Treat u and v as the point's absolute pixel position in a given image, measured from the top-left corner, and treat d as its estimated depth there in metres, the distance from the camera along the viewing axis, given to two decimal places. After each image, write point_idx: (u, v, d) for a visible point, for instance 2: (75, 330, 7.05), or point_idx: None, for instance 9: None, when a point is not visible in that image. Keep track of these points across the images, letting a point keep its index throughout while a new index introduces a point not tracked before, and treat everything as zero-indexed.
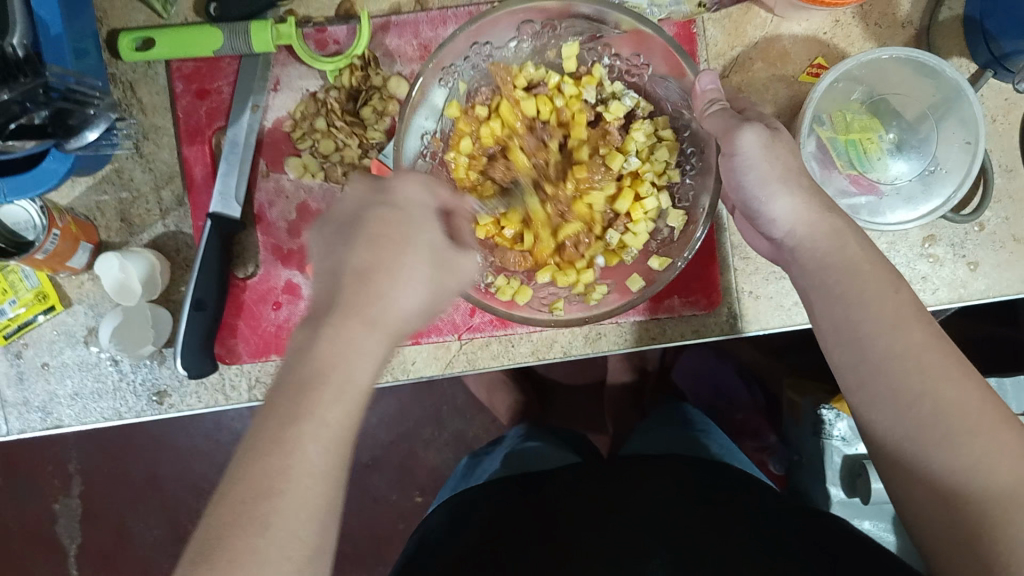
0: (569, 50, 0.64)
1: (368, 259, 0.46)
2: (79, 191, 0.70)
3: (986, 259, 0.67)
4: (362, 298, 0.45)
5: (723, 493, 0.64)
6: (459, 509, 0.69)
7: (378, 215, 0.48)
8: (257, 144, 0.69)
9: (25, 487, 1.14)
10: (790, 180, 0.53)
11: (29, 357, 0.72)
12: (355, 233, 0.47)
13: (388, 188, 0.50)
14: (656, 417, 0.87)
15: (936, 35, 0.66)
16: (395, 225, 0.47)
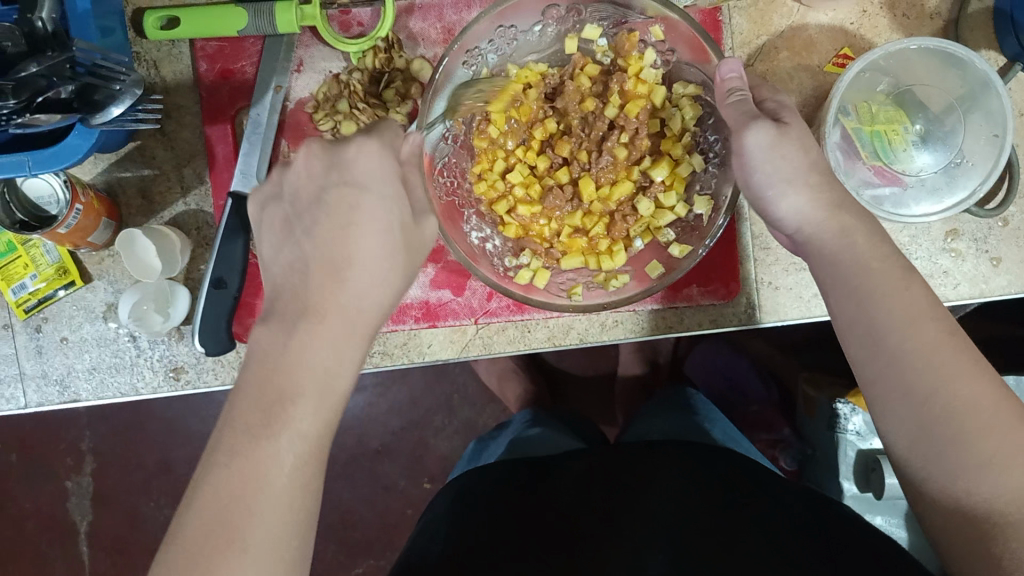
0: (590, 33, 0.65)
1: (336, 247, 0.47)
2: (102, 168, 0.71)
3: (1008, 256, 0.67)
4: (322, 290, 0.46)
5: (732, 488, 0.64)
6: (466, 493, 0.70)
7: (337, 197, 0.48)
8: (280, 124, 0.69)
9: (39, 465, 1.15)
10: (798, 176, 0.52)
11: (49, 331, 0.72)
12: (316, 217, 0.48)
13: (346, 161, 0.49)
14: (664, 404, 0.87)
15: (964, 28, 0.66)
16: (353, 204, 0.47)
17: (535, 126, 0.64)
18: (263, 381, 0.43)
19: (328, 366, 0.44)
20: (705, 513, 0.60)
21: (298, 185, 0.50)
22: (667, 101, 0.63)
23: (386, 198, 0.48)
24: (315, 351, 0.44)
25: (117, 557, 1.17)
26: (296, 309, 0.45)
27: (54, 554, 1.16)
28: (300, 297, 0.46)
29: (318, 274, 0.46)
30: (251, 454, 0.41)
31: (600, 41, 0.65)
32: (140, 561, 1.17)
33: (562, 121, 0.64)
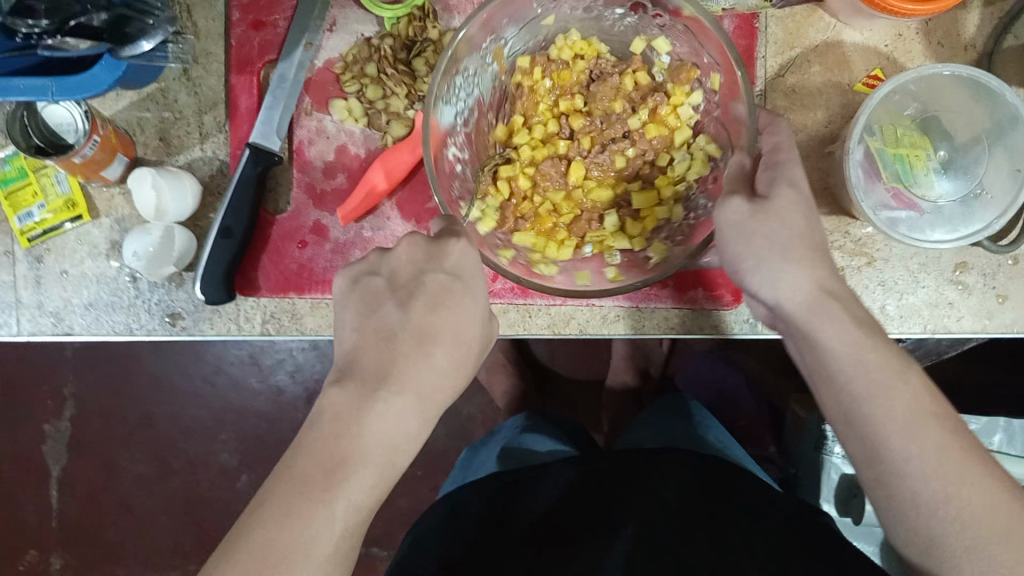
0: (660, 45, 0.64)
1: (431, 323, 0.49)
2: (122, 105, 0.70)
3: (1015, 293, 0.67)
4: (408, 359, 0.47)
5: (721, 500, 0.66)
6: (464, 508, 0.72)
7: (436, 283, 0.50)
8: (305, 81, 0.69)
9: (19, 406, 1.14)
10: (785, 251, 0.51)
11: (49, 263, 0.72)
12: (415, 299, 0.49)
13: (452, 256, 0.51)
14: (660, 407, 0.88)
15: (997, 62, 0.66)
16: (456, 303, 0.50)
17: (565, 95, 0.63)
18: (330, 447, 0.45)
19: (395, 440, 0.46)
20: (695, 538, 0.61)
21: (395, 264, 0.51)
22: (684, 144, 0.63)
23: (479, 308, 0.51)
24: (389, 424, 0.46)
25: (86, 507, 1.16)
26: (376, 377, 0.47)
27: (23, 497, 1.16)
28: (382, 364, 0.47)
29: (408, 345, 0.48)
30: (308, 513, 0.43)
31: (664, 57, 0.65)
32: (109, 513, 1.17)
33: (588, 104, 0.62)
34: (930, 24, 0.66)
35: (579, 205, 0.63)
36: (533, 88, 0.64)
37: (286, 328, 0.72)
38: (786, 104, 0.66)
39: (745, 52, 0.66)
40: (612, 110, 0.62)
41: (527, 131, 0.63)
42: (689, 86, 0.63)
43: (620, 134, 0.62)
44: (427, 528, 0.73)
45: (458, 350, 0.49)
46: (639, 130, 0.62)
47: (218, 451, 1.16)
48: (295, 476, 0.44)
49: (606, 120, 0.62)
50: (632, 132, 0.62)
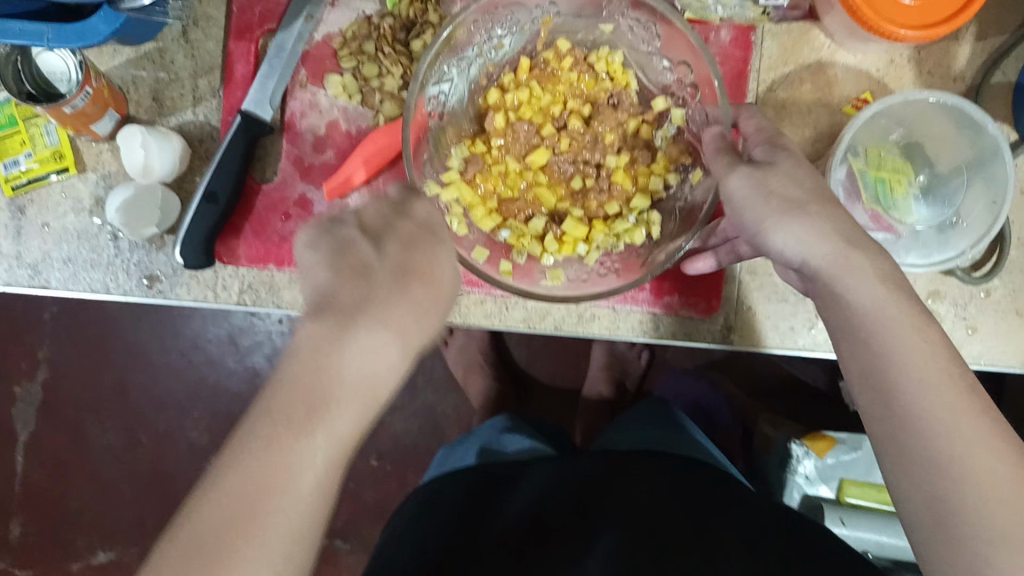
0: (676, 116, 0.64)
1: (409, 262, 0.48)
2: (119, 62, 0.70)
3: (985, 326, 0.68)
4: (391, 293, 0.46)
5: (699, 499, 0.66)
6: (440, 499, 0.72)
7: (408, 229, 0.49)
8: (303, 53, 0.70)
9: None
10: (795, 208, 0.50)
11: (31, 215, 0.72)
12: (387, 241, 0.48)
13: (415, 209, 0.51)
14: (641, 416, 0.89)
15: (984, 96, 0.67)
16: (429, 249, 0.49)
17: (577, 98, 0.64)
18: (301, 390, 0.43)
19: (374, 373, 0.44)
20: (668, 540, 0.62)
21: (363, 216, 0.50)
22: (636, 210, 0.63)
23: (452, 256, 0.50)
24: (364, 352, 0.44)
25: (51, 472, 1.16)
26: (351, 306, 0.45)
27: None
28: (363, 298, 0.45)
29: (386, 279, 0.46)
30: (285, 453, 0.41)
31: (673, 128, 0.64)
32: (72, 481, 1.16)
33: (589, 117, 0.64)
34: (922, 53, 0.67)
35: (528, 190, 0.64)
36: (555, 73, 0.65)
37: (262, 301, 0.72)
38: (775, 120, 0.67)
39: (739, 64, 0.67)
40: (603, 135, 0.64)
41: (530, 93, 0.64)
42: (675, 166, 0.63)
43: (593, 163, 0.64)
44: (400, 521, 0.73)
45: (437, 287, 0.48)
46: (608, 171, 0.63)
47: (187, 428, 1.16)
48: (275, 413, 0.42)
49: (591, 139, 0.64)
50: (606, 168, 0.63)
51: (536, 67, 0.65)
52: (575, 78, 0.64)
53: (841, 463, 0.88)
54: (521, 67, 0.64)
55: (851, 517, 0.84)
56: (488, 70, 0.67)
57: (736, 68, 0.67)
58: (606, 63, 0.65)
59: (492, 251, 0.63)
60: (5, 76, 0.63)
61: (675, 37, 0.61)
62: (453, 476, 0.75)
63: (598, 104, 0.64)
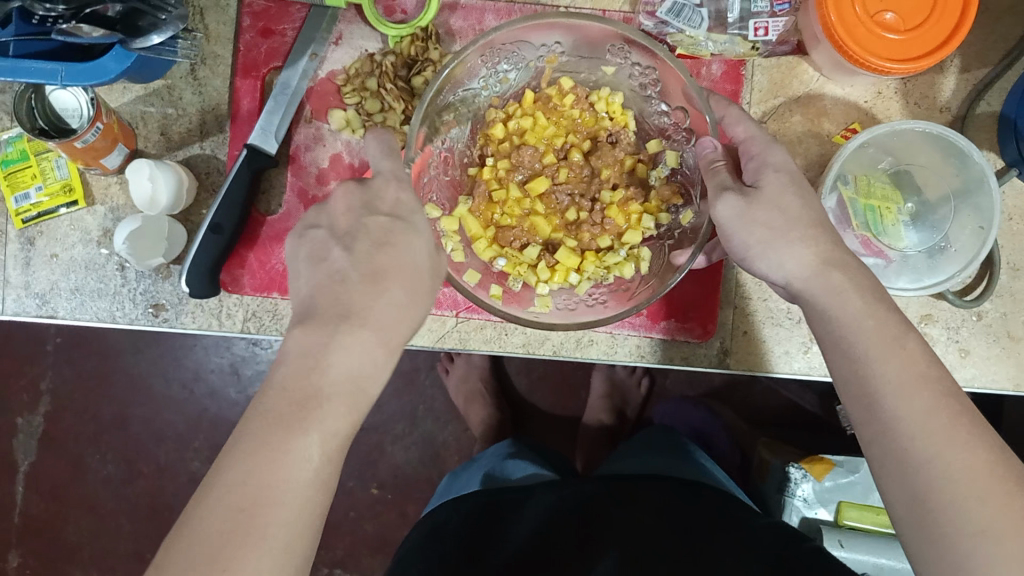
0: (671, 159, 0.65)
1: (382, 260, 0.50)
2: (128, 99, 0.72)
3: (977, 349, 0.69)
4: (368, 296, 0.49)
5: (702, 521, 0.67)
6: (444, 527, 0.73)
7: (377, 223, 0.51)
8: (307, 89, 0.72)
9: None
10: (779, 240, 0.53)
11: (40, 247, 0.73)
12: (358, 241, 0.50)
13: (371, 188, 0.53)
14: (647, 442, 0.90)
15: (970, 125, 0.69)
16: (405, 240, 0.51)
17: (578, 132, 0.66)
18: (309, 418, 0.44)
19: (353, 393, 0.46)
20: (670, 558, 0.62)
21: (334, 214, 0.52)
22: (627, 246, 0.65)
23: (425, 243, 0.52)
24: (346, 371, 0.46)
25: (51, 505, 1.16)
26: (335, 318, 0.48)
27: None
28: (338, 322, 0.47)
29: (358, 280, 0.49)
30: None
31: (667, 168, 0.65)
32: (73, 514, 1.16)
33: (587, 152, 0.66)
34: (908, 85, 0.69)
35: (527, 217, 0.65)
36: (558, 107, 0.66)
37: (267, 327, 0.73)
38: None
39: (731, 97, 0.69)
40: (600, 172, 0.65)
41: (533, 124, 0.65)
42: (666, 207, 0.65)
43: (588, 197, 0.65)
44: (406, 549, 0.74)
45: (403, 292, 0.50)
46: (603, 205, 0.64)
47: (188, 458, 1.16)
48: (261, 428, 0.44)
49: (589, 174, 0.65)
50: (601, 202, 0.65)
51: (539, 100, 0.66)
52: (578, 112, 0.66)
53: (840, 486, 0.89)
54: (525, 99, 0.65)
55: (849, 539, 0.85)
56: (492, 100, 0.68)
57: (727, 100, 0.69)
58: (606, 101, 0.66)
59: (487, 275, 0.66)
60: (19, 113, 0.65)
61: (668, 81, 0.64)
62: (459, 505, 0.77)
63: (596, 141, 0.66)
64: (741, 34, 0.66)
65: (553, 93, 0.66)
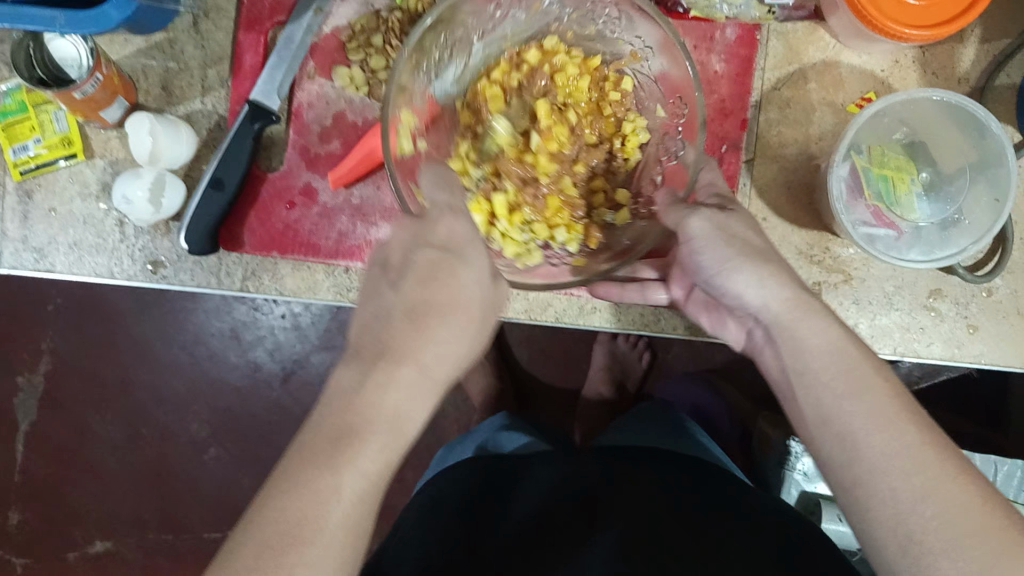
0: (621, 216, 0.62)
1: (423, 297, 0.48)
2: (129, 51, 0.71)
3: (986, 326, 0.68)
4: (411, 339, 0.47)
5: (702, 495, 0.67)
6: (439, 498, 0.72)
7: (426, 259, 0.49)
8: (311, 45, 0.70)
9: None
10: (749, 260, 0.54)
11: (38, 200, 0.72)
12: (405, 277, 0.48)
13: (437, 232, 0.50)
14: (646, 415, 0.90)
15: (988, 97, 0.67)
16: (452, 275, 0.49)
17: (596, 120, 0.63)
18: None
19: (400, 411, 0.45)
20: (665, 527, 0.62)
21: (391, 251, 0.51)
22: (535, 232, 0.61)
23: (478, 280, 0.49)
24: (394, 392, 0.45)
25: (50, 464, 1.16)
26: (376, 351, 0.46)
27: None
28: None
29: None
30: None
31: (613, 218, 0.62)
32: (71, 474, 1.16)
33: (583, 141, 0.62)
34: (927, 54, 0.67)
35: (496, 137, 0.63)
36: (604, 91, 0.64)
37: (266, 287, 0.73)
38: (779, 117, 0.68)
39: (745, 62, 0.67)
40: (574, 164, 0.62)
41: (569, 74, 0.63)
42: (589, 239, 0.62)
43: (547, 171, 0.62)
44: (397, 523, 0.73)
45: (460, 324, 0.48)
46: (553, 183, 0.62)
47: (188, 421, 1.16)
48: (303, 451, 0.44)
49: (568, 157, 0.62)
50: (556, 183, 0.62)
51: (598, 73, 0.65)
52: (605, 99, 0.64)
53: None
54: (590, 61, 0.64)
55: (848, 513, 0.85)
56: (564, 34, 0.66)
57: (741, 66, 0.67)
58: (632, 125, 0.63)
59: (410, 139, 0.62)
60: (17, 61, 0.64)
61: (674, 76, 0.61)
62: (452, 475, 0.76)
63: (602, 136, 0.63)
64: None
65: (607, 79, 0.65)
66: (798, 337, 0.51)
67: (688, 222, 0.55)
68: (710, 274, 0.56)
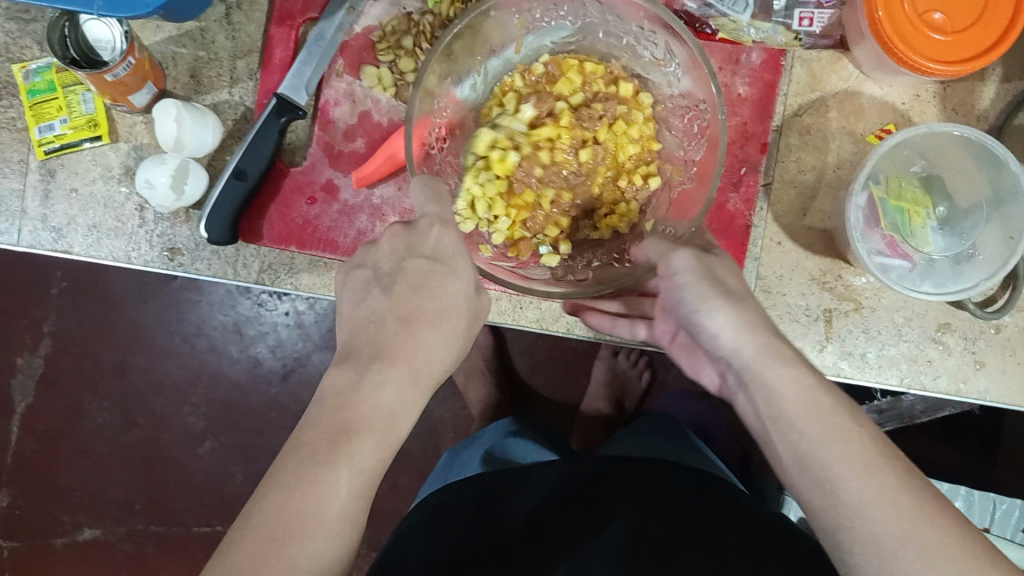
0: (550, 259, 0.64)
1: (415, 305, 0.50)
2: (160, 37, 0.72)
3: (992, 361, 0.68)
4: None
5: (704, 501, 0.67)
6: (444, 507, 0.73)
7: (415, 267, 0.51)
8: (341, 43, 0.71)
9: None
10: (734, 297, 0.54)
11: (60, 180, 0.73)
12: (397, 283, 0.51)
13: (428, 242, 0.52)
14: (648, 428, 0.90)
15: (1006, 136, 0.68)
16: (440, 283, 0.51)
17: (608, 178, 0.63)
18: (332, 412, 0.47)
19: (392, 407, 0.48)
20: (668, 530, 0.62)
21: (380, 257, 0.53)
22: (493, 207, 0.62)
23: (464, 288, 0.52)
24: (387, 391, 0.48)
25: (46, 446, 1.16)
26: None
27: None
28: None
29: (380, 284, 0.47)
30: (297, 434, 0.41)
31: (544, 250, 0.64)
32: (66, 457, 1.16)
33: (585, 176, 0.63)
34: (947, 89, 0.68)
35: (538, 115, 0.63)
36: (633, 164, 0.63)
37: (281, 281, 0.74)
38: (799, 143, 0.69)
39: (768, 86, 0.68)
40: (558, 189, 0.62)
41: (627, 129, 0.63)
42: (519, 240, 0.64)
43: (537, 171, 0.62)
44: (402, 528, 0.73)
45: (447, 329, 0.51)
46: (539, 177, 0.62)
47: (186, 411, 1.16)
48: (302, 449, 0.46)
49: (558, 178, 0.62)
50: (540, 183, 0.62)
51: (647, 149, 0.64)
52: (623, 168, 0.63)
53: None
54: (643, 103, 0.64)
55: None
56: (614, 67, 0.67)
57: (764, 90, 0.68)
58: (621, 210, 0.63)
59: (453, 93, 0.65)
60: (52, 40, 0.65)
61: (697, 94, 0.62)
62: (456, 486, 0.76)
63: (602, 192, 0.63)
64: (786, 23, 0.65)
65: (644, 160, 0.64)
66: (770, 380, 0.51)
67: (671, 257, 0.57)
68: (690, 308, 0.56)
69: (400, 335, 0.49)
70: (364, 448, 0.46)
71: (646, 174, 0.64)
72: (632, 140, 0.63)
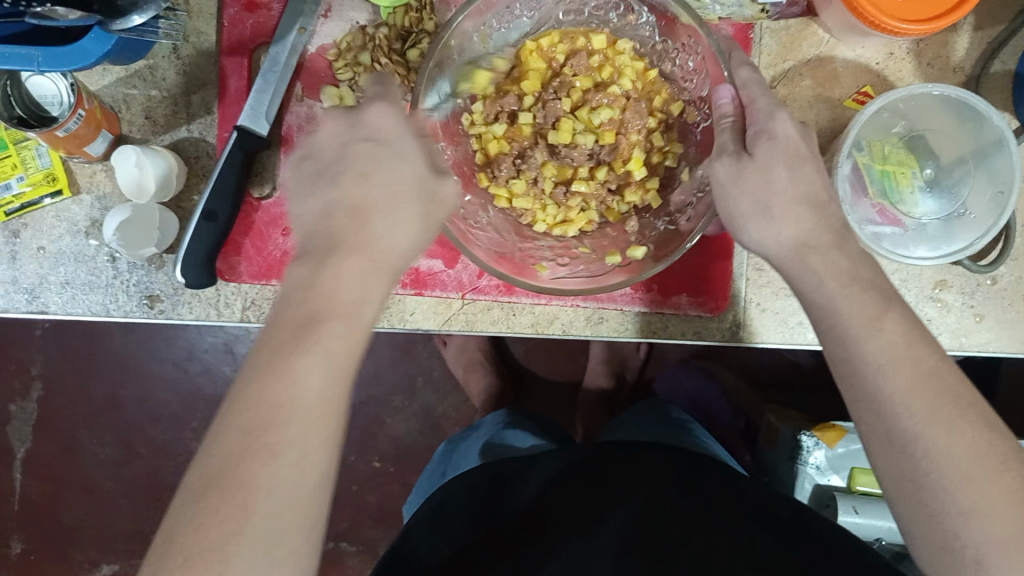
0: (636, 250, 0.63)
1: (360, 193, 0.50)
2: (109, 81, 0.69)
3: (991, 314, 0.68)
4: None
5: (708, 490, 0.65)
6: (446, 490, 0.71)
7: (359, 152, 0.51)
8: (297, 66, 0.69)
9: None
10: (769, 209, 0.53)
11: (26, 239, 0.70)
12: (342, 171, 0.51)
13: (368, 125, 0.52)
14: (649, 411, 0.89)
15: (984, 85, 0.67)
16: (380, 166, 0.51)
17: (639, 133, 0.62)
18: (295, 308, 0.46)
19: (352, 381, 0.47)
20: (670, 530, 0.60)
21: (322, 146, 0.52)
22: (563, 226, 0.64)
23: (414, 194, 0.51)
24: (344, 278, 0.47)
25: (46, 487, 1.14)
26: None
27: None
28: None
29: None
30: None
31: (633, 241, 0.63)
32: (69, 496, 1.14)
33: (617, 138, 0.62)
34: (921, 44, 0.67)
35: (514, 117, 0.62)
36: (651, 97, 0.62)
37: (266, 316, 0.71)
38: None
39: None
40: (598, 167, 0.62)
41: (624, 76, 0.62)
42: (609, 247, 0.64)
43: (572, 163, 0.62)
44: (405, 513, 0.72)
45: (396, 211, 0.50)
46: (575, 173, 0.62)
47: (187, 438, 1.14)
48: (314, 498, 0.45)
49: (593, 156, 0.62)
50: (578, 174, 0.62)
51: (655, 82, 0.63)
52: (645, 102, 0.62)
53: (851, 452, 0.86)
54: (618, 45, 0.63)
55: (863, 505, 0.82)
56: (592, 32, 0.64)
57: None
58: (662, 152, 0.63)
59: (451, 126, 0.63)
60: None
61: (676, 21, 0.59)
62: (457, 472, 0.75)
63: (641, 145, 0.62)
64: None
65: (656, 92, 0.62)
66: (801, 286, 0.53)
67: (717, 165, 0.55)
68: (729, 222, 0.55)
69: (355, 224, 0.49)
70: (331, 333, 0.45)
71: (669, 99, 0.63)
72: (629, 78, 0.62)
